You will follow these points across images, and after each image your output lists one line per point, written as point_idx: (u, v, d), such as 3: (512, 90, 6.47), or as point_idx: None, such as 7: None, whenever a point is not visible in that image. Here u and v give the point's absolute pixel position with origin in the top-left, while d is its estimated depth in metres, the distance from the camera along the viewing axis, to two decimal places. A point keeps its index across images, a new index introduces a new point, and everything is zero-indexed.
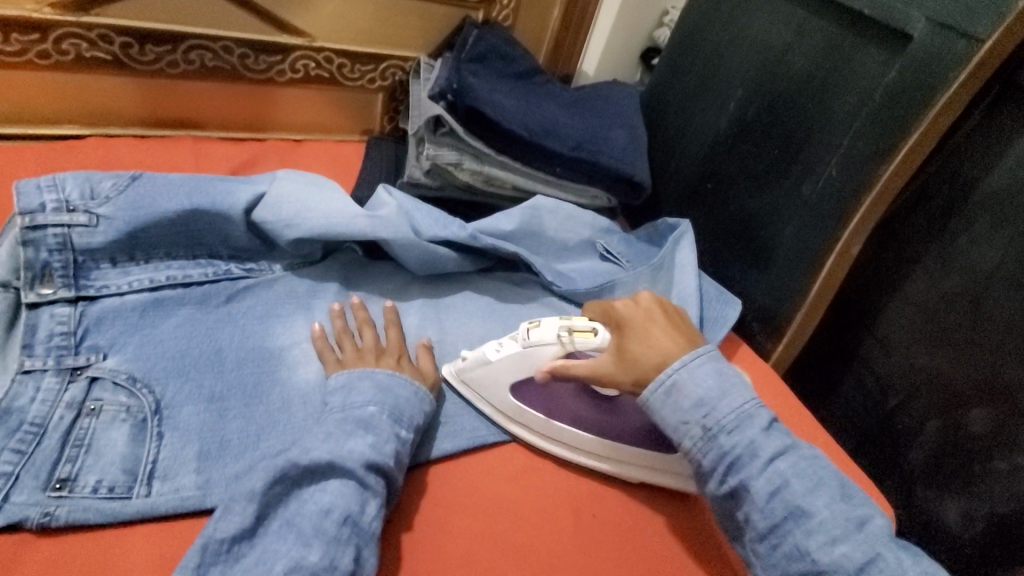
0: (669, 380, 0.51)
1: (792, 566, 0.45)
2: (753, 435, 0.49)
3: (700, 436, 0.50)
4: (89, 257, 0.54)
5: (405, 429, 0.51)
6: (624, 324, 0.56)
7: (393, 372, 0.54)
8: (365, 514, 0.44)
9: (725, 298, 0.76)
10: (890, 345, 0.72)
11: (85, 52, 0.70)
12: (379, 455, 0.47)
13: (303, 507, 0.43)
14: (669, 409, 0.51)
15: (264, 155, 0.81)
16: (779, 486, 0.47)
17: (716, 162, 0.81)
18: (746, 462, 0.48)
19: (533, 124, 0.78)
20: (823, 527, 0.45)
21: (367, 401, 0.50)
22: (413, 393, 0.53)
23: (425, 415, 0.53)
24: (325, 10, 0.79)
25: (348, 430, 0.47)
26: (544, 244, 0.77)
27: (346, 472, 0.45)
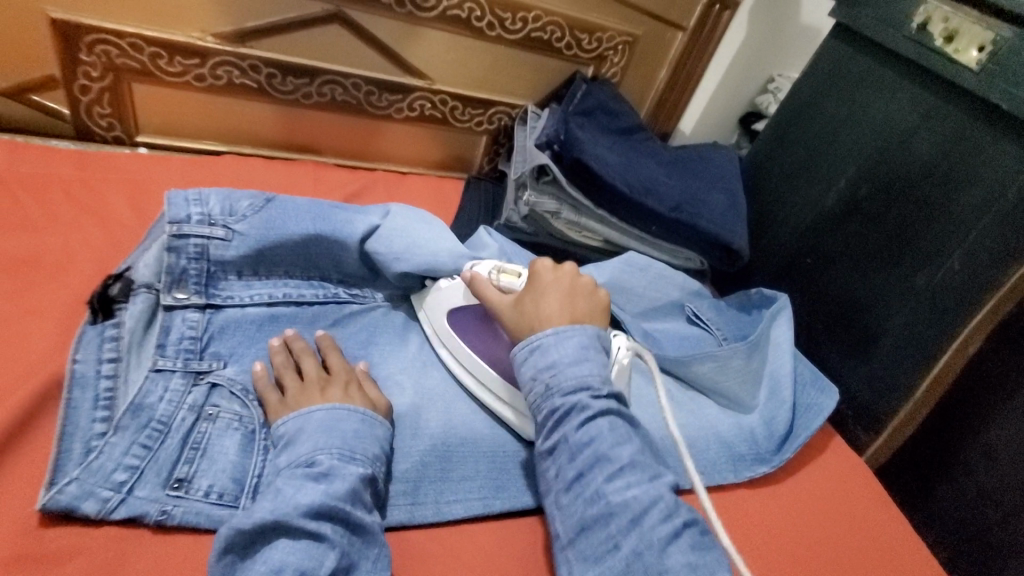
0: (536, 341, 0.54)
1: (588, 511, 0.47)
2: (584, 396, 0.51)
3: (542, 393, 0.52)
4: (220, 269, 0.58)
5: (358, 465, 0.46)
6: (535, 278, 0.59)
7: (331, 407, 0.49)
8: (325, 568, 0.40)
9: (822, 385, 0.72)
10: (995, 453, 0.66)
11: (236, 79, 0.77)
12: (329, 499, 0.43)
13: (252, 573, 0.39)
14: (529, 366, 0.54)
15: (374, 184, 0.85)
16: (592, 437, 0.49)
17: (820, 237, 0.79)
18: (573, 416, 0.51)
19: (633, 181, 0.78)
20: (622, 473, 0.48)
21: (316, 448, 0.46)
22: (360, 422, 0.49)
23: (382, 443, 0.50)
24: (446, 57, 0.84)
25: (295, 481, 0.43)
26: (630, 299, 0.76)
27: (295, 529, 0.41)
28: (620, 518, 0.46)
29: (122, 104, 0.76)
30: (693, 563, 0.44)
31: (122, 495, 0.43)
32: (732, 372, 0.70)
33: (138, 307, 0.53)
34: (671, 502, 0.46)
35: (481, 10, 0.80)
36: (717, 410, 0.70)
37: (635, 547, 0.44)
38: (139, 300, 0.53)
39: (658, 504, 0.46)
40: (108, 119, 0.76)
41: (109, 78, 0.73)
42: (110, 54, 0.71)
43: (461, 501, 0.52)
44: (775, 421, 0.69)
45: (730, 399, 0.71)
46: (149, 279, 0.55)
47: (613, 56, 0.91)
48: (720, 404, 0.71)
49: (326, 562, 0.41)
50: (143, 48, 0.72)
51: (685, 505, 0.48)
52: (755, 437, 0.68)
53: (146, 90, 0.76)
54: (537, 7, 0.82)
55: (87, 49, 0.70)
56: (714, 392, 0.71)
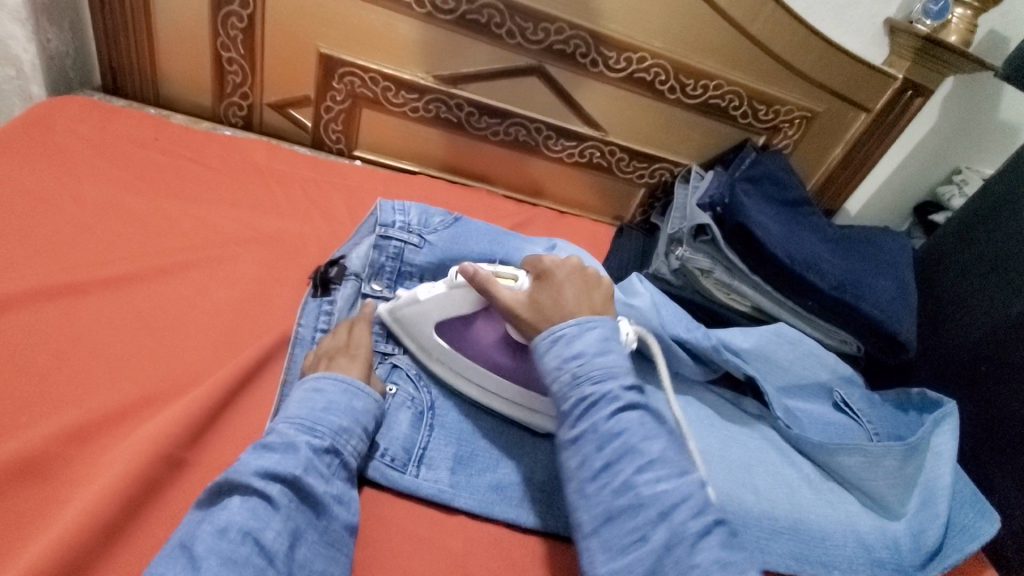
0: (558, 332, 0.53)
1: (616, 501, 0.46)
2: (614, 385, 0.50)
3: (568, 381, 0.51)
4: (409, 270, 0.68)
5: (317, 437, 0.47)
6: (544, 274, 0.58)
7: (325, 372, 0.52)
8: (268, 531, 0.41)
9: (981, 506, 0.64)
10: None
11: (442, 113, 0.90)
12: (282, 465, 0.44)
13: (201, 526, 0.41)
14: (551, 356, 0.52)
15: (537, 218, 0.93)
16: (624, 430, 0.48)
17: (999, 347, 0.72)
18: (601, 407, 0.49)
19: (796, 253, 0.77)
20: (653, 467, 0.46)
21: (282, 418, 0.48)
22: (341, 392, 0.50)
23: (358, 420, 0.50)
24: (624, 113, 0.91)
25: (253, 450, 0.45)
26: (774, 370, 0.74)
27: (248, 489, 0.43)
28: (649, 510, 0.45)
29: (351, 124, 0.92)
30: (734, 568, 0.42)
31: None
32: (882, 473, 0.66)
33: (347, 290, 0.63)
34: (702, 499, 0.46)
35: (666, 75, 0.86)
36: (860, 508, 0.66)
37: (665, 540, 0.43)
38: (348, 286, 0.64)
39: (691, 499, 0.45)
40: (337, 134, 0.93)
41: (348, 102, 0.89)
42: (354, 83, 0.87)
43: None
44: (925, 536, 0.63)
45: (874, 498, 0.66)
46: (357, 270, 0.66)
47: (787, 129, 0.92)
48: (864, 504, 0.66)
49: (271, 528, 0.41)
50: (380, 81, 0.87)
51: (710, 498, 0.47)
52: (899, 548, 0.62)
53: (370, 114, 0.91)
54: (721, 77, 0.86)
55: (339, 78, 0.87)
56: (856, 488, 0.67)
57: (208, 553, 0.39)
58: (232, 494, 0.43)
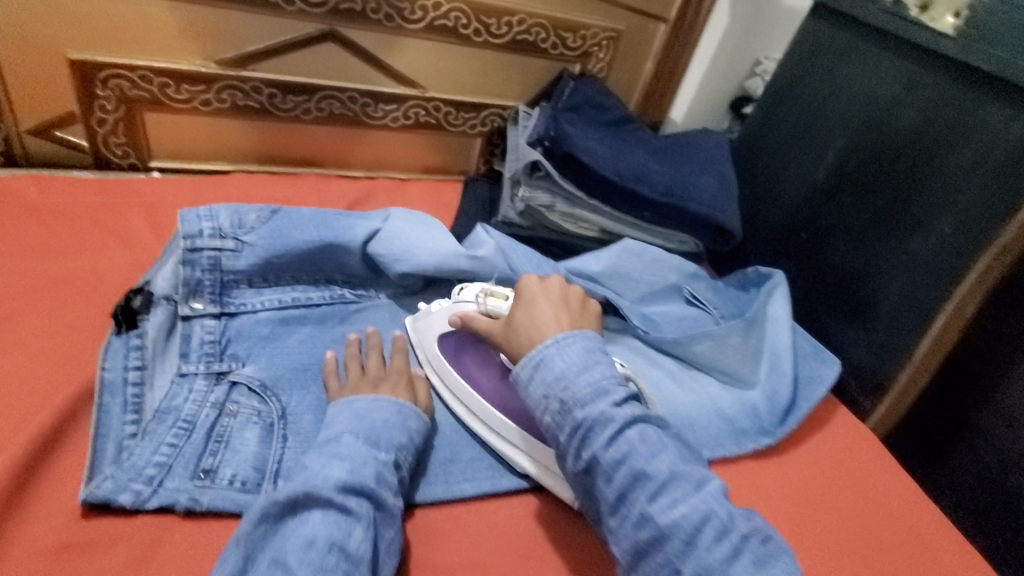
0: (538, 357, 0.52)
1: (639, 534, 0.46)
2: (604, 406, 0.49)
3: (558, 410, 0.50)
4: (233, 278, 0.62)
5: (383, 450, 0.50)
6: (521, 293, 0.60)
7: (375, 396, 0.54)
8: (351, 538, 0.43)
9: (822, 356, 0.74)
10: (1013, 420, 0.65)
11: (239, 101, 0.82)
12: (357, 478, 0.46)
13: (287, 542, 0.42)
14: (535, 383, 0.52)
15: (375, 191, 0.89)
16: (625, 453, 0.47)
17: (812, 212, 0.80)
18: (598, 432, 0.48)
19: (623, 169, 0.80)
20: (666, 490, 0.46)
21: (344, 431, 0.50)
22: (395, 412, 0.53)
23: (410, 432, 0.53)
24: (435, 65, 0.88)
25: (323, 459, 0.47)
26: (627, 284, 0.78)
27: (326, 502, 0.44)
28: (674, 539, 0.44)
29: (136, 133, 0.81)
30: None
31: (154, 488, 0.47)
32: (730, 350, 0.72)
33: (158, 318, 0.57)
34: (726, 516, 0.45)
35: (467, 18, 0.84)
36: (719, 387, 0.72)
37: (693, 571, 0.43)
38: (159, 312, 0.58)
39: (711, 519, 0.44)
40: (124, 148, 0.82)
41: (123, 110, 0.78)
42: (123, 87, 0.77)
43: (470, 481, 0.57)
44: (778, 395, 0.70)
45: (731, 375, 0.73)
46: (167, 291, 0.59)
47: (598, 52, 0.94)
48: (723, 381, 0.73)
49: (356, 533, 0.43)
50: (153, 79, 0.77)
51: (737, 510, 0.46)
52: (759, 412, 0.69)
53: (157, 118, 0.81)
54: (522, 10, 0.85)
55: (103, 85, 0.76)
56: (713, 370, 0.73)
57: (300, 565, 0.41)
58: (308, 507, 0.44)
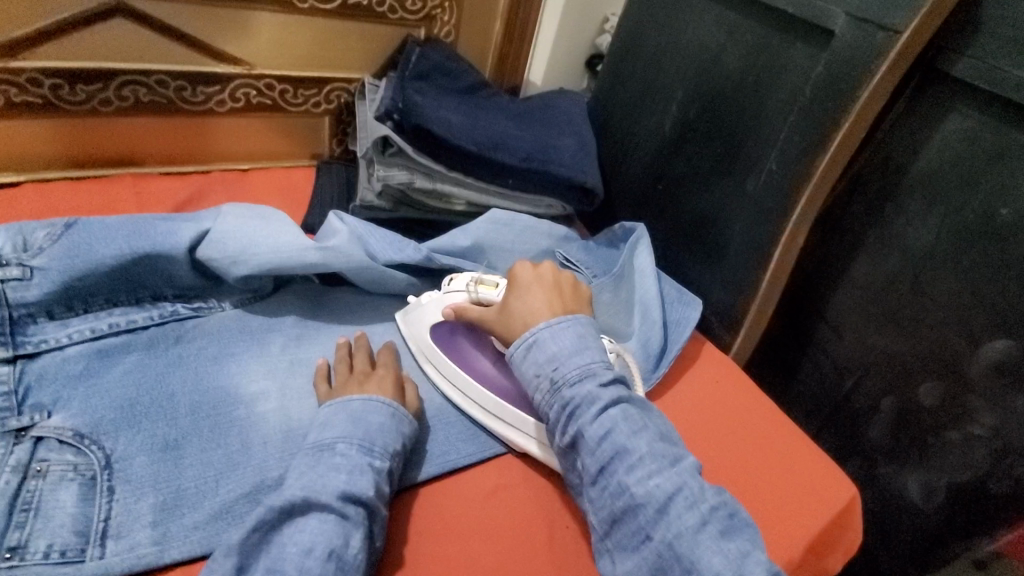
0: (531, 338, 0.57)
1: (615, 503, 0.49)
2: (591, 385, 0.53)
3: (548, 388, 0.55)
4: (24, 313, 0.52)
5: (378, 458, 0.48)
6: (515, 281, 0.62)
7: (369, 395, 0.53)
8: (348, 547, 0.42)
9: (686, 299, 0.78)
10: (841, 328, 0.73)
11: (16, 98, 0.68)
12: (355, 487, 0.45)
13: (283, 550, 0.41)
14: (527, 364, 0.57)
15: (210, 187, 0.80)
16: (608, 430, 0.51)
17: (663, 162, 0.83)
18: (584, 408, 0.52)
19: (482, 138, 0.78)
20: (642, 462, 0.49)
21: (338, 437, 0.48)
22: (389, 416, 0.52)
23: (404, 436, 0.52)
24: (260, 37, 0.78)
25: (318, 470, 0.46)
26: (500, 255, 0.77)
27: (325, 508, 0.43)
28: (646, 508, 0.48)
29: None
30: (725, 549, 0.45)
31: None
32: (602, 307, 0.75)
33: None
34: (697, 489, 0.48)
35: None
36: None
37: (664, 537, 0.46)
38: None
39: (684, 490, 0.48)
40: None
41: None
42: None
43: None
44: (651, 343, 0.73)
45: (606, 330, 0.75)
46: None
47: (441, 14, 0.90)
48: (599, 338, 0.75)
49: (355, 539, 0.43)
50: None
51: (709, 485, 0.49)
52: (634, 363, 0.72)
53: None
54: None
55: None
56: None
57: (298, 573, 0.40)
58: (304, 514, 0.43)
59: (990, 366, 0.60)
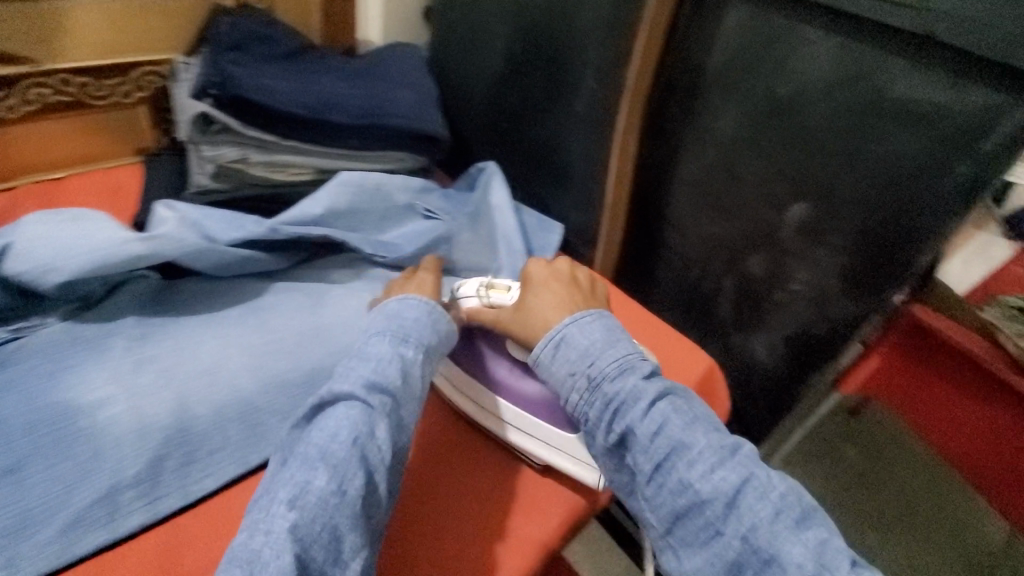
0: (558, 336, 0.58)
1: (677, 501, 0.49)
2: (635, 380, 0.53)
3: (585, 387, 0.55)
4: None
5: (410, 348, 0.55)
6: (528, 279, 0.66)
7: (404, 299, 0.61)
8: (375, 434, 0.48)
9: (545, 224, 0.82)
10: (682, 224, 0.80)
11: None
12: (379, 377, 0.51)
13: (314, 438, 0.47)
14: (557, 363, 0.57)
15: (20, 202, 0.74)
16: (660, 424, 0.51)
17: (502, 100, 0.86)
18: (630, 406, 0.52)
19: (311, 101, 0.75)
20: (701, 456, 0.49)
21: (377, 337, 0.55)
22: (423, 312, 0.59)
23: (438, 331, 0.59)
24: (41, 29, 0.71)
25: (352, 365, 0.52)
26: (356, 217, 0.76)
27: (348, 399, 0.49)
28: (714, 504, 0.47)
29: None
30: (805, 538, 0.45)
31: None
32: (464, 246, 0.77)
33: None
34: (765, 477, 0.48)
35: None
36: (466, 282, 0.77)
37: (736, 532, 0.46)
38: None
39: (752, 480, 0.48)
40: None
41: None
42: None
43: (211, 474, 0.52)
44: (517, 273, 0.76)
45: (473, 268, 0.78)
46: None
47: None
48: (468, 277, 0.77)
49: (379, 428, 0.48)
50: None
51: (774, 472, 0.49)
52: None
53: None
54: None
55: None
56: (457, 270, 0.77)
57: (321, 453, 0.45)
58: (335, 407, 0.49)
59: (796, 227, 0.68)
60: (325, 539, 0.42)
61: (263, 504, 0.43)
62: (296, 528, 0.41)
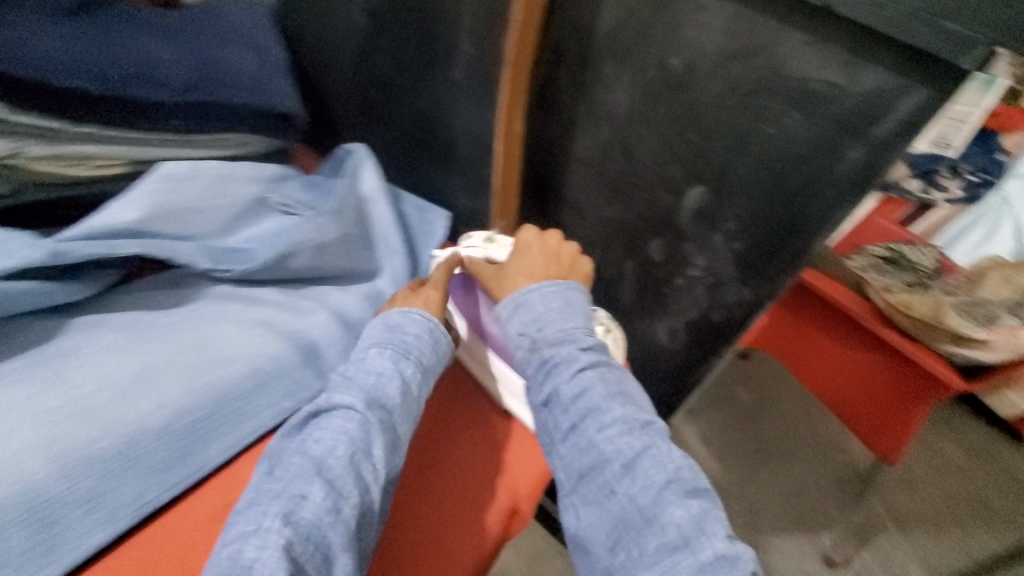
0: (519, 299, 0.59)
1: (585, 459, 0.50)
2: (572, 348, 0.54)
3: (529, 346, 0.56)
4: None
5: (409, 367, 0.54)
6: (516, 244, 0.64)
7: (410, 308, 0.59)
8: (370, 454, 0.48)
9: (426, 210, 0.72)
10: (579, 207, 0.74)
11: None
12: (376, 395, 0.51)
13: (309, 446, 0.48)
14: (512, 322, 0.59)
15: None
16: (581, 390, 0.52)
17: (367, 63, 0.72)
18: (563, 369, 0.53)
19: (106, 69, 0.57)
20: (613, 423, 0.50)
21: (375, 346, 0.55)
22: (424, 328, 0.58)
23: (437, 351, 0.58)
24: None
25: (361, 374, 0.53)
26: (189, 218, 0.61)
27: (345, 410, 0.50)
28: (614, 464, 0.48)
29: None
30: (688, 505, 0.45)
31: None
32: (333, 250, 0.63)
33: None
34: (665, 451, 0.49)
35: None
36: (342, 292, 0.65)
37: (630, 493, 0.47)
38: None
39: (651, 451, 0.49)
40: None
41: None
42: None
43: None
44: (398, 273, 0.67)
45: (348, 272, 0.66)
46: None
47: None
48: (343, 283, 0.67)
49: (375, 446, 0.49)
50: None
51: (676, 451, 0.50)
52: (384, 300, 0.66)
53: None
54: None
55: None
56: (328, 276, 0.66)
57: (325, 468, 0.46)
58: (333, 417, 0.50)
59: (693, 212, 0.64)
60: (316, 557, 0.42)
61: (251, 517, 0.43)
62: (291, 543, 0.41)
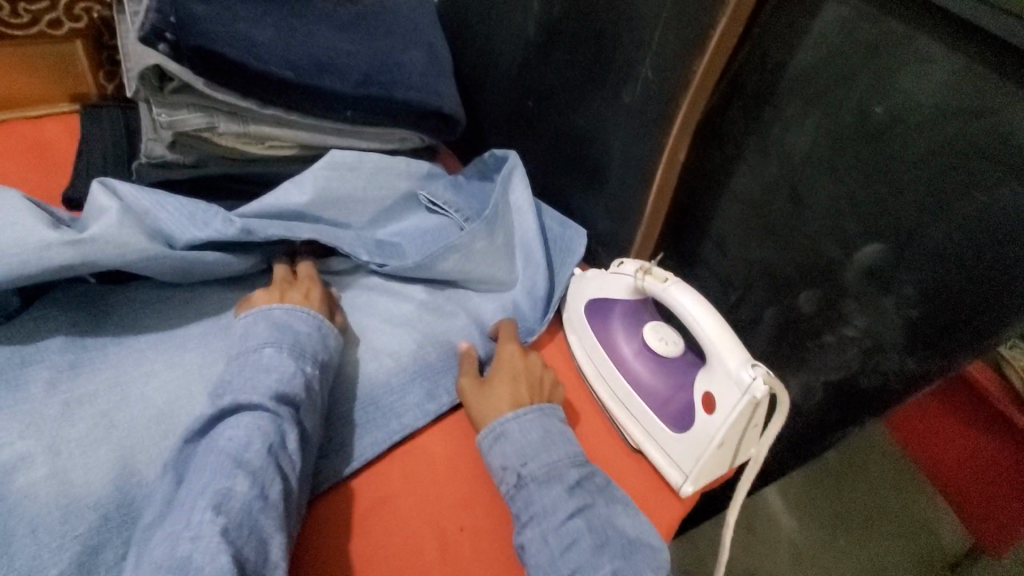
0: (497, 430, 0.53)
1: None
2: (557, 493, 0.49)
3: (512, 484, 0.51)
4: None
5: (309, 364, 0.51)
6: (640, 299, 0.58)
7: (292, 307, 0.54)
8: (285, 445, 0.46)
9: (567, 227, 0.70)
10: (724, 244, 0.71)
11: None
12: (289, 388, 0.48)
13: (218, 445, 0.44)
14: (495, 454, 0.53)
15: None
16: (571, 541, 0.46)
17: (531, 74, 0.72)
18: (545, 515, 0.48)
19: (301, 60, 0.60)
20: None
21: (263, 340, 0.51)
22: (313, 326, 0.54)
23: (329, 350, 0.54)
24: None
25: (251, 375, 0.48)
26: (347, 207, 0.64)
27: (258, 407, 0.46)
28: None
29: None
30: None
31: None
32: (478, 257, 0.64)
33: None
34: None
35: None
36: (479, 298, 0.66)
37: None
38: None
39: None
40: None
41: None
42: None
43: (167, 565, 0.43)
44: (535, 289, 0.66)
45: (489, 281, 0.66)
46: None
47: None
48: (481, 291, 0.66)
49: (289, 438, 0.46)
50: None
51: None
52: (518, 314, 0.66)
53: None
54: None
55: None
56: (469, 283, 0.66)
57: (239, 464, 0.43)
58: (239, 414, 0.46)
59: (863, 271, 0.59)
60: (251, 542, 0.40)
61: (179, 517, 0.40)
62: (225, 530, 0.39)
